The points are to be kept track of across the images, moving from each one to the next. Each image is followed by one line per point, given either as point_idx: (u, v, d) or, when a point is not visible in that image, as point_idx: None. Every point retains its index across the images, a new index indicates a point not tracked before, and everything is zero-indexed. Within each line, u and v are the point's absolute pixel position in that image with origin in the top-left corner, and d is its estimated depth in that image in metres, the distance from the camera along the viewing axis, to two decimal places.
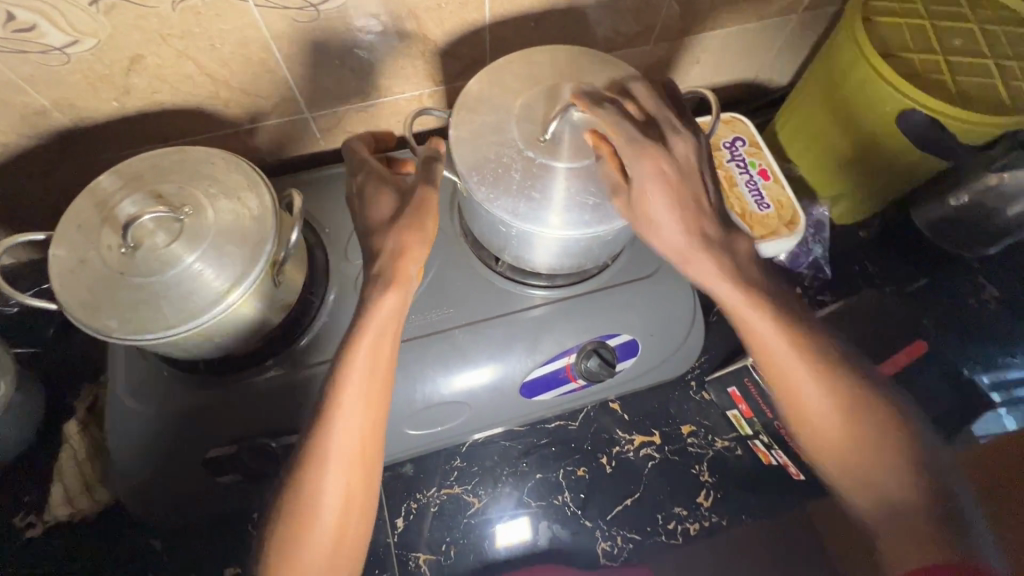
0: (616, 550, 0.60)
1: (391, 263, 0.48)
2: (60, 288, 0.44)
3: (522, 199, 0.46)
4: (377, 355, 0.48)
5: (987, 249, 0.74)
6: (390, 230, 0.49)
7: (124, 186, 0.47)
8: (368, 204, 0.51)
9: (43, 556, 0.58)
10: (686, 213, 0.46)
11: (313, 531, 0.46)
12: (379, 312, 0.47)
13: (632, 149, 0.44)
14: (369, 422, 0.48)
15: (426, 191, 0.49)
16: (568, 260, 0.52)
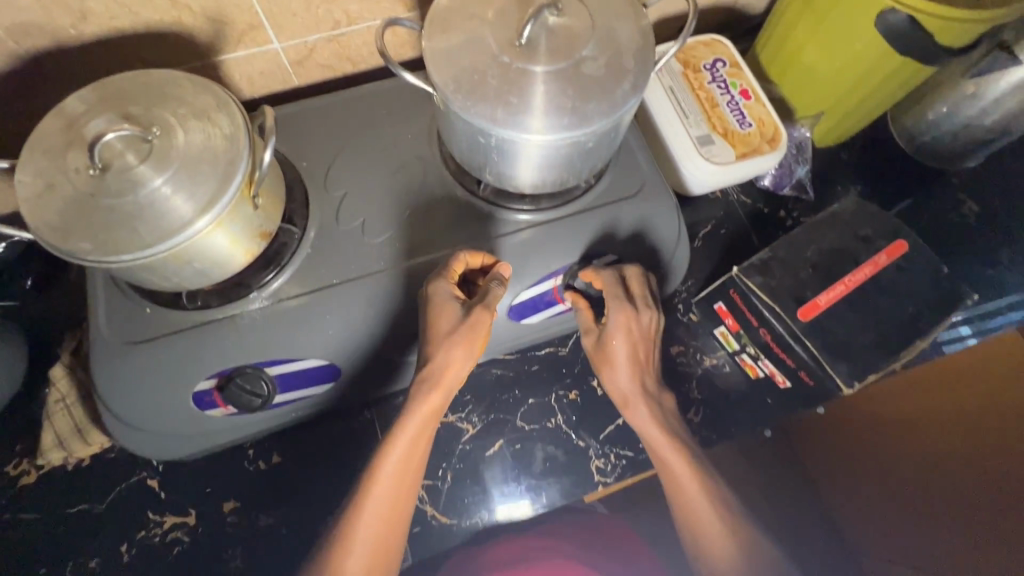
0: (609, 467, 0.62)
1: (439, 369, 0.52)
2: (29, 212, 0.42)
3: (499, 105, 0.45)
4: (412, 451, 0.53)
5: (968, 163, 0.76)
6: (443, 344, 0.51)
7: (89, 108, 0.45)
8: (432, 311, 0.52)
9: (41, 498, 0.58)
10: (637, 370, 0.55)
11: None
12: (422, 411, 0.53)
13: (609, 300, 0.53)
14: (391, 505, 0.53)
15: (482, 315, 0.52)
16: (549, 175, 0.52)
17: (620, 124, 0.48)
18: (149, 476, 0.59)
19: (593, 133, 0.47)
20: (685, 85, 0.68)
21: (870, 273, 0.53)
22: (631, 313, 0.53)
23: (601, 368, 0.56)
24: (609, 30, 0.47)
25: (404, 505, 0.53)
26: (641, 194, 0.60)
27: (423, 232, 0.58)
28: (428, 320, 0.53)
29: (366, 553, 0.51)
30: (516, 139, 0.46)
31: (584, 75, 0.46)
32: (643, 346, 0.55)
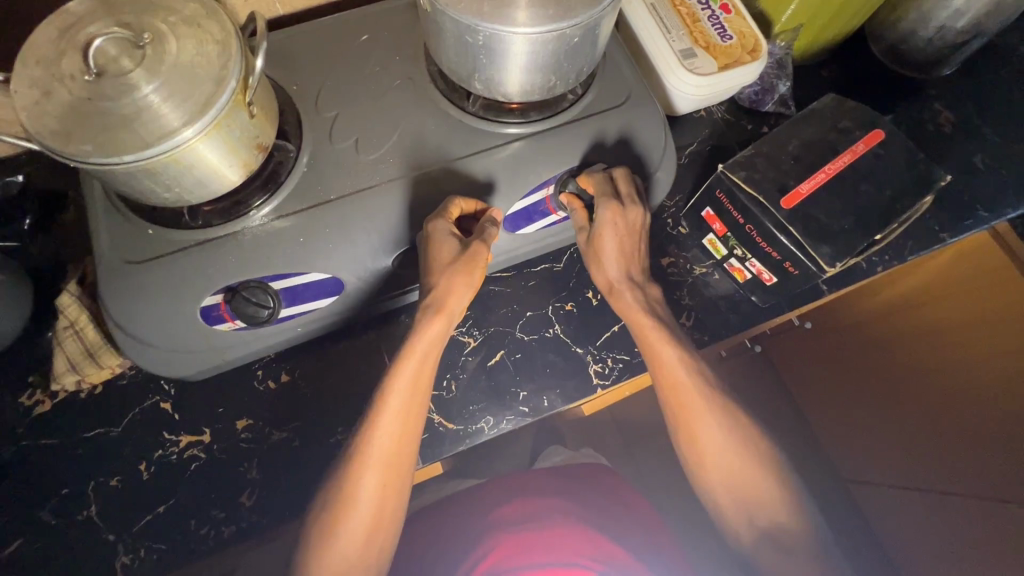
0: (607, 371, 0.65)
1: (441, 298, 0.56)
2: (28, 118, 0.43)
3: (486, 0, 0.46)
4: (419, 374, 0.56)
5: (943, 70, 0.78)
6: (444, 271, 0.55)
7: (78, 18, 0.46)
8: (433, 244, 0.55)
9: (58, 425, 0.60)
10: (623, 261, 0.60)
11: (352, 517, 0.53)
12: (427, 337, 0.56)
13: (598, 197, 0.57)
14: (404, 425, 0.55)
15: (481, 247, 0.55)
16: (537, 79, 0.53)
17: (602, 20, 0.50)
18: (162, 400, 0.61)
19: (577, 28, 0.48)
20: (666, 1, 0.68)
21: (849, 161, 0.57)
22: (618, 208, 0.56)
23: (591, 263, 0.61)
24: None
25: (415, 427, 0.56)
26: (627, 105, 0.62)
27: (416, 147, 0.59)
28: (427, 253, 0.55)
29: (380, 470, 0.54)
30: (504, 35, 0.47)
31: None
32: (629, 239, 0.60)
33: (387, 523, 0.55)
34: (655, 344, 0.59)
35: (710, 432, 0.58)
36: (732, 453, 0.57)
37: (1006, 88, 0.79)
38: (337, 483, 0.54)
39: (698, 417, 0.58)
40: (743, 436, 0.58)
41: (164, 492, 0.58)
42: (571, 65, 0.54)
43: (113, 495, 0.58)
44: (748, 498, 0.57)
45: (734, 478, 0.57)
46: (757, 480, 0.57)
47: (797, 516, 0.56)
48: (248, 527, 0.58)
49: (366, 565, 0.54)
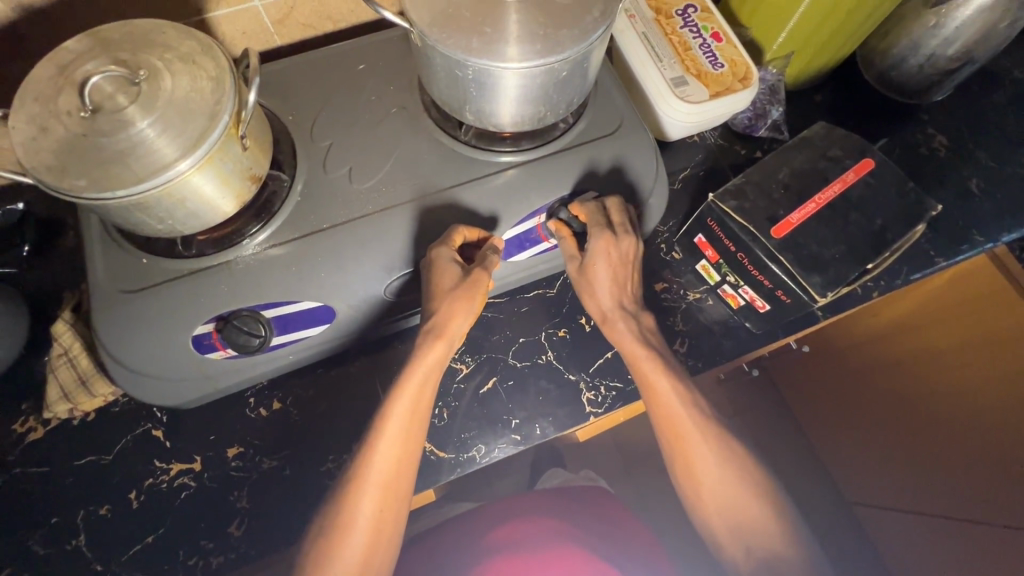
0: (600, 398, 0.64)
1: (443, 322, 0.56)
2: (24, 153, 0.44)
3: (475, 35, 0.47)
4: (416, 401, 0.56)
5: (935, 96, 0.78)
6: (445, 298, 0.55)
7: (79, 55, 0.47)
8: (433, 272, 0.55)
9: (50, 453, 0.60)
10: (615, 290, 0.61)
11: (347, 547, 0.52)
12: (427, 361, 0.56)
13: (592, 228, 0.57)
14: (403, 450, 0.55)
15: (481, 274, 0.56)
16: (528, 110, 0.54)
17: (591, 54, 0.50)
18: (154, 427, 0.61)
19: (565, 62, 0.48)
20: (658, 30, 0.69)
21: (839, 190, 0.57)
22: (610, 240, 0.57)
23: (583, 291, 0.61)
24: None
25: (413, 452, 0.56)
26: (619, 133, 0.62)
27: (409, 175, 0.60)
28: (429, 280, 0.56)
29: (378, 498, 0.54)
30: (493, 69, 0.47)
31: (554, 5, 0.48)
32: (622, 269, 0.60)
33: (383, 552, 0.54)
34: (649, 370, 0.59)
35: (707, 461, 0.57)
36: (730, 479, 0.57)
37: (999, 113, 0.79)
38: (331, 510, 0.54)
39: (697, 443, 0.57)
40: (739, 459, 0.58)
41: (153, 520, 0.58)
42: (560, 98, 0.55)
43: (102, 524, 0.58)
44: (746, 525, 0.55)
45: (730, 502, 0.56)
46: (751, 505, 0.56)
47: (793, 542, 0.54)
48: (237, 557, 0.57)
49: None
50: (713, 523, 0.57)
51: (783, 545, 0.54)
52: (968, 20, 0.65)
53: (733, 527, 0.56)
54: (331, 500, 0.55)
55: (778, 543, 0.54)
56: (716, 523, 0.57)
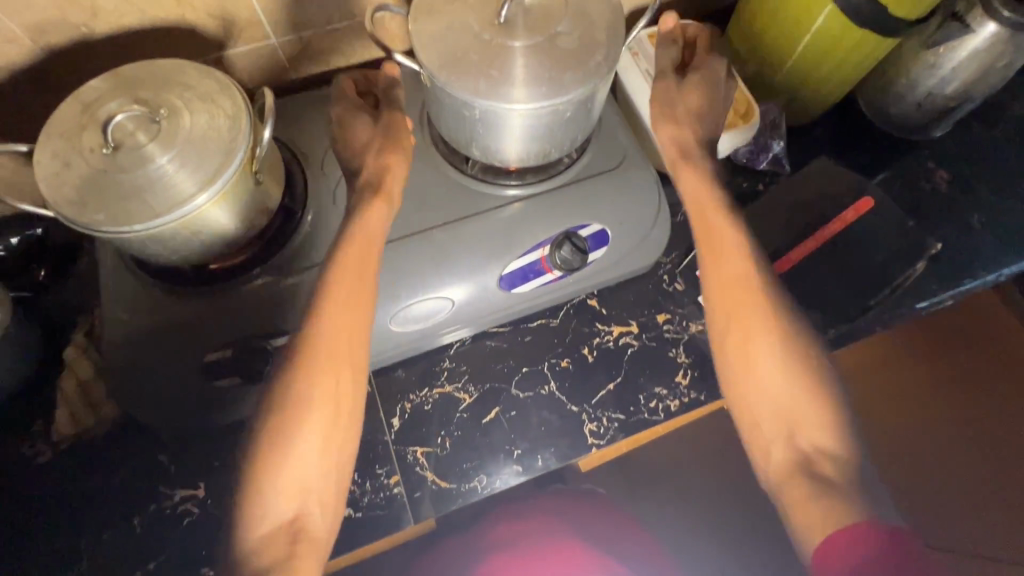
0: (602, 430, 0.64)
1: (375, 177, 0.58)
2: (47, 188, 0.46)
3: (482, 77, 0.48)
4: (353, 263, 0.54)
5: (935, 132, 0.79)
6: (369, 159, 0.59)
7: (104, 94, 0.49)
8: (348, 130, 0.60)
9: (56, 477, 0.60)
10: (694, 119, 0.63)
11: (305, 424, 0.51)
12: (366, 222, 0.56)
13: (710, 65, 0.63)
14: (348, 321, 0.53)
15: (395, 115, 0.61)
16: (533, 146, 0.55)
17: (595, 94, 0.52)
18: (160, 452, 0.61)
19: (571, 102, 0.49)
20: None
21: (837, 230, 0.60)
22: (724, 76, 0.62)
23: (664, 118, 0.63)
24: (582, 9, 0.50)
25: (360, 323, 0.54)
26: (622, 168, 0.64)
27: (415, 207, 0.61)
28: (340, 138, 0.60)
29: (329, 368, 0.52)
30: (500, 109, 0.49)
31: (560, 49, 0.48)
32: (718, 120, 0.63)
33: (344, 435, 0.54)
34: (713, 229, 0.59)
35: (754, 334, 0.55)
36: (789, 365, 0.54)
37: (999, 148, 0.80)
38: (277, 394, 0.52)
39: (751, 318, 0.55)
40: (800, 346, 0.54)
41: (156, 546, 0.58)
42: (565, 135, 0.56)
43: (105, 549, 0.58)
44: (794, 416, 0.53)
45: (767, 388, 0.54)
46: (792, 391, 0.53)
47: (846, 450, 0.51)
48: None
49: (326, 483, 0.52)
50: (744, 411, 0.55)
51: (832, 449, 0.51)
52: (966, 61, 0.66)
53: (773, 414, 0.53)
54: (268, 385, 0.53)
55: (826, 445, 0.51)
56: (750, 408, 0.55)
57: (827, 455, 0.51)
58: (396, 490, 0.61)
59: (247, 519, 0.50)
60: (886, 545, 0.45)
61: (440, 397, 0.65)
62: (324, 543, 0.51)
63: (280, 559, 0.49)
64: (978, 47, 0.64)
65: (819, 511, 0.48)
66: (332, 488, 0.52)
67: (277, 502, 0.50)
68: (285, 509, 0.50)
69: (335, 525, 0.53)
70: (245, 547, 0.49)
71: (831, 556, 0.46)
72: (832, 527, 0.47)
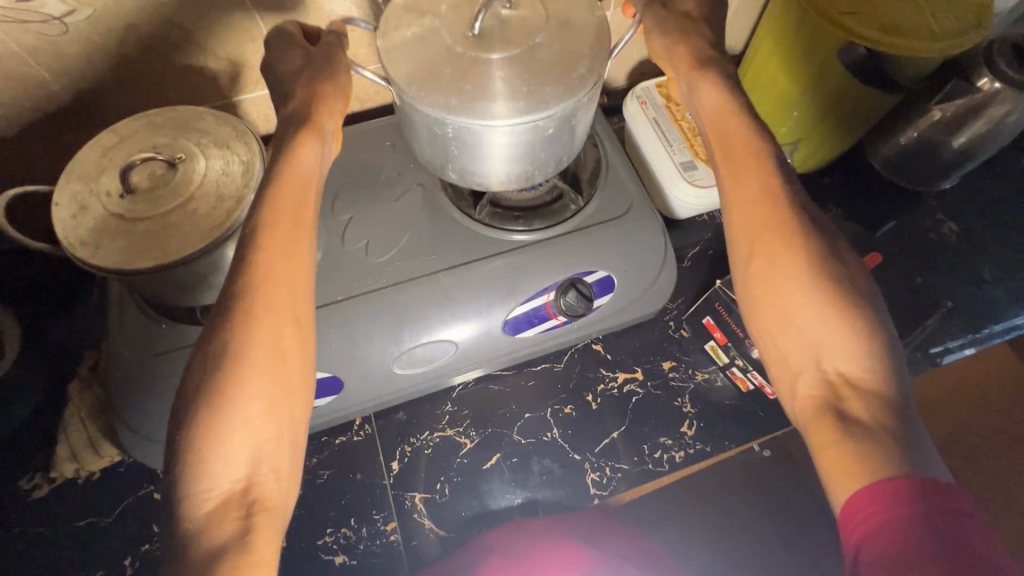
0: (605, 481, 0.63)
1: (306, 103, 0.47)
2: (62, 230, 0.47)
3: (454, 93, 0.44)
4: (286, 202, 0.44)
5: (941, 185, 0.79)
6: (300, 90, 0.48)
7: (124, 139, 0.50)
8: (278, 56, 0.50)
9: (50, 514, 0.60)
10: (688, 39, 0.50)
11: (246, 381, 0.40)
12: (299, 157, 0.46)
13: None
14: (278, 263, 0.43)
15: (336, 51, 0.49)
16: (514, 167, 0.51)
17: (578, 112, 0.48)
18: (156, 490, 0.61)
19: (551, 118, 0.46)
20: (668, 116, 0.72)
21: None
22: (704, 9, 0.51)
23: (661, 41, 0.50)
24: (563, 18, 0.47)
25: (287, 265, 0.43)
26: (628, 215, 0.64)
27: (421, 251, 0.61)
28: (274, 72, 0.50)
29: (266, 307, 0.41)
30: (475, 127, 0.44)
31: (539, 62, 0.45)
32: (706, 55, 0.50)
33: (292, 398, 0.41)
34: (732, 151, 0.47)
35: (790, 275, 0.43)
36: (828, 301, 0.41)
37: (1009, 202, 0.80)
38: (218, 348, 0.40)
39: (776, 243, 0.43)
40: (832, 266, 0.43)
41: None
42: (548, 155, 0.51)
43: None
44: (842, 364, 0.41)
45: (803, 321, 0.42)
46: (827, 324, 0.41)
47: (884, 388, 0.40)
48: None
49: (281, 450, 0.41)
50: (789, 350, 0.43)
51: (862, 377, 0.40)
52: (973, 116, 0.67)
53: (832, 363, 0.41)
54: (205, 330, 0.41)
55: (855, 371, 0.41)
56: (786, 354, 0.43)
57: (855, 385, 0.40)
58: (392, 537, 0.60)
59: (184, 493, 0.38)
60: (926, 504, 0.35)
61: (442, 438, 0.64)
62: (281, 514, 0.40)
63: (233, 537, 0.37)
64: (984, 102, 0.65)
65: (853, 461, 0.38)
66: (284, 447, 0.41)
67: (221, 472, 0.38)
68: (234, 476, 0.39)
69: (293, 491, 0.42)
70: (185, 529, 0.37)
71: (857, 523, 0.36)
72: (859, 482, 0.37)
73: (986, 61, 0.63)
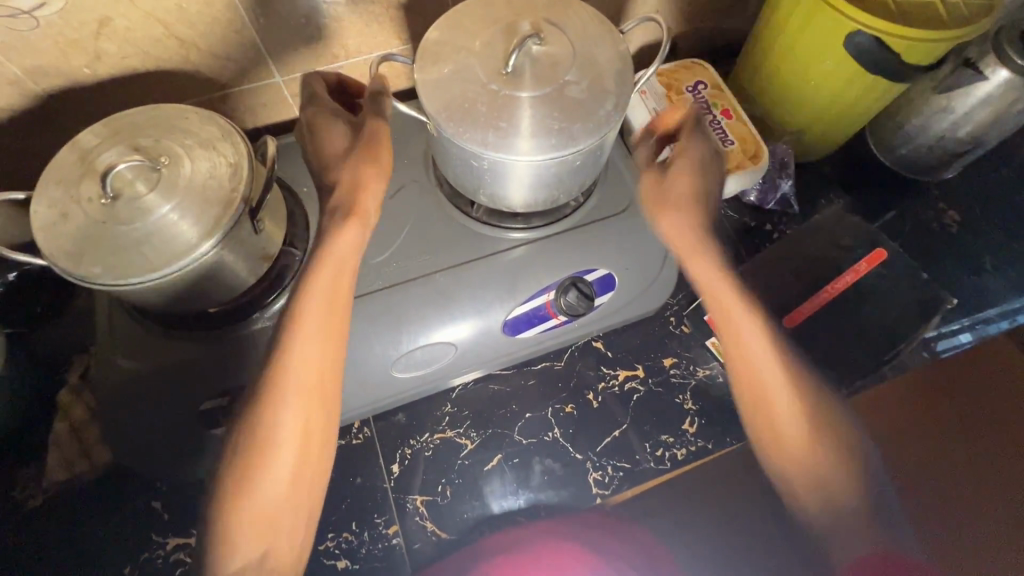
0: (606, 479, 0.63)
1: (350, 189, 0.53)
2: (43, 239, 0.45)
3: (490, 129, 0.46)
4: (330, 296, 0.49)
5: (945, 174, 0.78)
6: (345, 163, 0.53)
7: (105, 140, 0.48)
8: (319, 133, 0.53)
9: (46, 524, 0.59)
10: (695, 173, 0.56)
11: (275, 461, 0.46)
12: (340, 246, 0.51)
13: (693, 133, 0.58)
14: (318, 357, 0.48)
15: (376, 125, 0.52)
16: (541, 193, 0.54)
17: (604, 142, 0.50)
18: (153, 497, 0.60)
19: (581, 152, 0.48)
20: (668, 106, 0.70)
21: (851, 280, 0.62)
22: (700, 135, 0.58)
23: (653, 184, 0.57)
24: (591, 54, 0.48)
25: (330, 356, 0.49)
26: (629, 212, 0.62)
27: (417, 251, 0.60)
28: (315, 145, 0.54)
29: (298, 393, 0.47)
30: (506, 161, 0.47)
31: (569, 99, 0.46)
32: (692, 181, 0.56)
33: (314, 470, 0.49)
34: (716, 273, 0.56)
35: (755, 378, 0.52)
36: (795, 407, 0.51)
37: (1011, 190, 0.79)
38: (250, 424, 0.47)
39: (752, 343, 0.53)
40: (795, 379, 0.51)
41: None
42: (573, 180, 0.54)
43: None
44: (795, 457, 0.50)
45: (763, 417, 0.51)
46: (790, 423, 0.50)
47: (825, 480, 0.49)
48: None
49: (297, 518, 0.47)
50: (760, 432, 0.51)
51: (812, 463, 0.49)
52: (978, 106, 0.65)
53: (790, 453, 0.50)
54: None
55: (795, 458, 0.50)
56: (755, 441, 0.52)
57: (796, 470, 0.50)
58: (394, 540, 0.60)
59: (212, 551, 0.45)
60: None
61: (443, 438, 0.64)
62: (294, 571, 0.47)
63: None
64: (991, 92, 0.64)
65: None
66: (300, 515, 0.47)
67: (246, 538, 0.45)
68: (254, 548, 0.45)
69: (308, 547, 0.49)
70: None
71: None
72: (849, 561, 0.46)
73: (993, 49, 0.61)
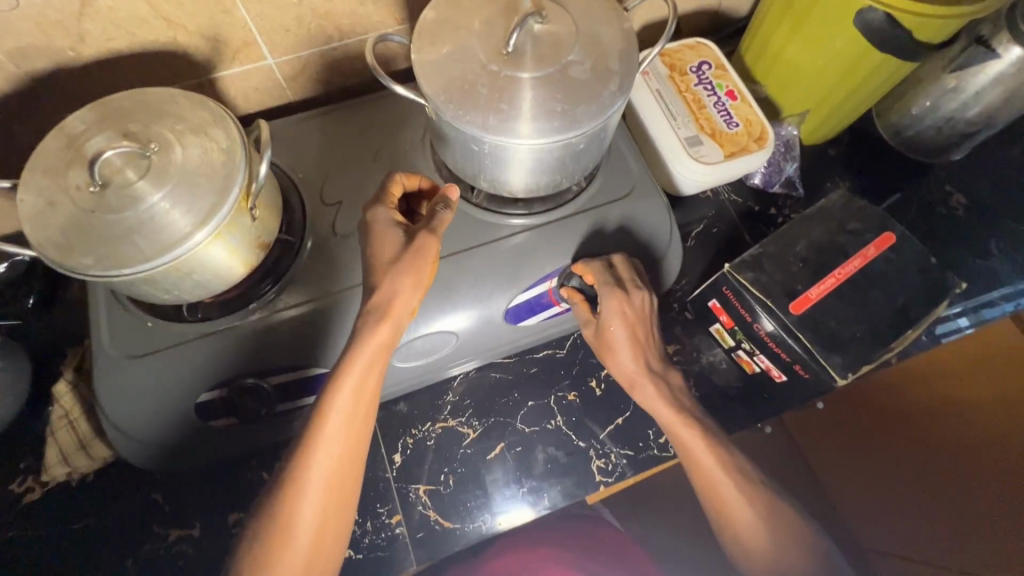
0: (610, 467, 0.63)
1: (387, 301, 0.48)
2: (31, 229, 0.43)
3: (491, 112, 0.44)
4: (359, 397, 0.48)
5: (952, 155, 0.77)
6: (388, 274, 0.48)
7: (93, 125, 0.47)
8: (373, 238, 0.50)
9: (46, 517, 0.58)
10: (636, 349, 0.58)
11: (289, 555, 0.45)
12: (373, 345, 0.47)
13: (601, 288, 0.56)
14: (340, 456, 0.47)
15: (428, 240, 0.49)
16: (542, 178, 0.53)
17: (608, 125, 0.48)
18: (153, 489, 0.60)
19: (584, 136, 0.46)
20: (672, 87, 0.69)
21: (859, 265, 0.59)
22: (623, 297, 0.56)
23: (603, 353, 0.60)
24: (595, 33, 0.47)
25: (351, 456, 0.48)
26: (632, 196, 0.61)
27: None
28: (369, 247, 0.50)
29: (320, 493, 0.46)
30: (507, 145, 0.45)
31: (572, 80, 0.45)
32: (639, 326, 0.58)
33: (326, 562, 0.48)
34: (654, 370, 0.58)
35: (711, 471, 0.54)
36: (747, 492, 0.53)
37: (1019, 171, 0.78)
38: (269, 515, 0.46)
39: (699, 444, 0.55)
40: (742, 471, 0.54)
41: None
42: (576, 165, 0.53)
43: None
44: (745, 535, 0.53)
45: (721, 506, 0.53)
46: (744, 510, 0.53)
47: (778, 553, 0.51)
48: None
49: None
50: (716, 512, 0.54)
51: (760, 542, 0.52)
52: (989, 85, 0.64)
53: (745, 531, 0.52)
54: None
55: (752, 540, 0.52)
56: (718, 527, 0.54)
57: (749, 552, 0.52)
58: (398, 530, 0.59)
59: None
60: None
61: (445, 428, 0.63)
62: None
63: None
64: (1003, 71, 0.62)
65: None
66: None
67: None
68: None
69: None
70: None
71: None
72: None
73: (1007, 26, 0.59)
